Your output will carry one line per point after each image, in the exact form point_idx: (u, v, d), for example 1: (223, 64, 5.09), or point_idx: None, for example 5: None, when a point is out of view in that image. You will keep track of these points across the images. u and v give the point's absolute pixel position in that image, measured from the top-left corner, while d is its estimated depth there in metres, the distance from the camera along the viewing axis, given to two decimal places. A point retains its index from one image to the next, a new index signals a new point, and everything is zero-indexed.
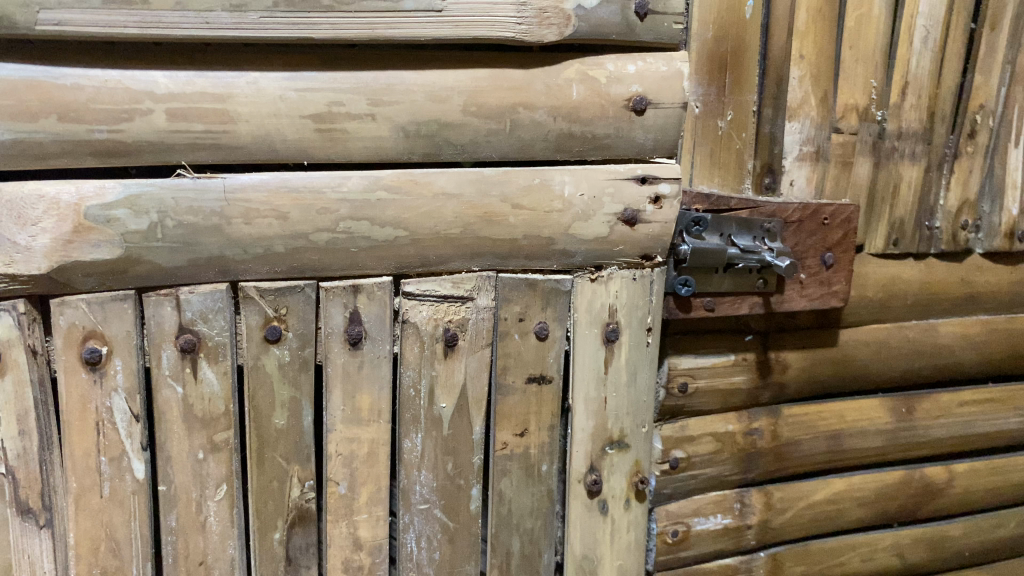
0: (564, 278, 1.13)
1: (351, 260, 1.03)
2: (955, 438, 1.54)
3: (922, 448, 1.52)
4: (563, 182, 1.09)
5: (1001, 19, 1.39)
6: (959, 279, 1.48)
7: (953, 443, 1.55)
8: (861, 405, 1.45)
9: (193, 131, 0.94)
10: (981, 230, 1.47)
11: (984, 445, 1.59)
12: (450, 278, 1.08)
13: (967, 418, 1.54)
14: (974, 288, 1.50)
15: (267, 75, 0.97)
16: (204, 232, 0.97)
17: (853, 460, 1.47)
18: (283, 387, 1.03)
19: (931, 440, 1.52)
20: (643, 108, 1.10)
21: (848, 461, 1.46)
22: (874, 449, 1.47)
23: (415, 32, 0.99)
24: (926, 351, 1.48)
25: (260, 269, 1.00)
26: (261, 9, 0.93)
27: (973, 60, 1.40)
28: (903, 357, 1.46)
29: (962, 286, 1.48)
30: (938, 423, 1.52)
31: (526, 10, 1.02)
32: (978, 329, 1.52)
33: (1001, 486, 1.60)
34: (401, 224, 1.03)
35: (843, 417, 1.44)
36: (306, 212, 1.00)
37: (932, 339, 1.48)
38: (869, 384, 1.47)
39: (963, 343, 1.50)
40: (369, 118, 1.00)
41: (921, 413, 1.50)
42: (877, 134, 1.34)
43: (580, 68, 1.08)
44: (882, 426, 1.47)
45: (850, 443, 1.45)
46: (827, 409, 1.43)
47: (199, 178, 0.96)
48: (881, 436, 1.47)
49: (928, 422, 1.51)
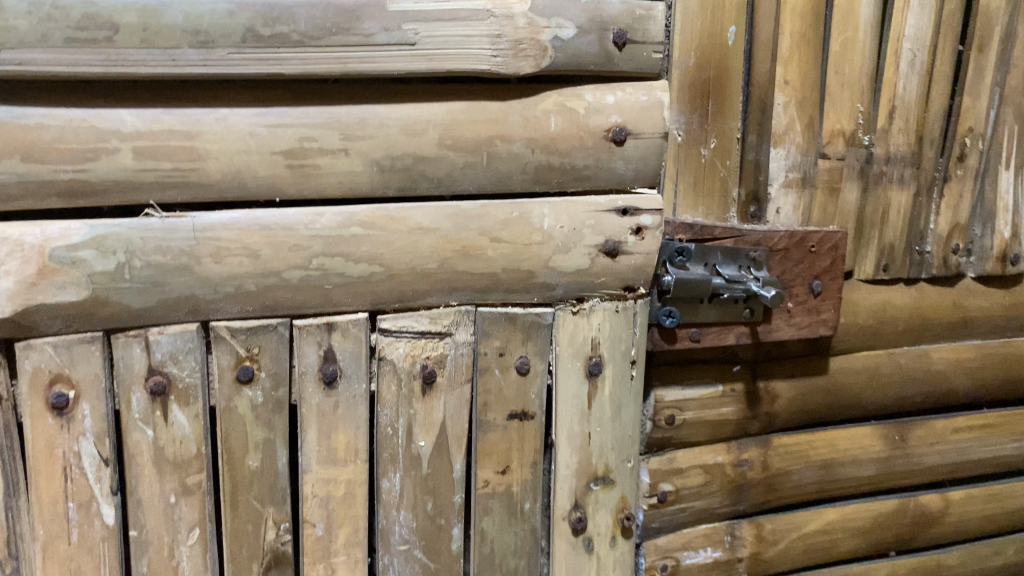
0: (545, 311, 1.11)
1: (325, 297, 1.01)
2: (951, 465, 1.52)
3: (918, 476, 1.50)
4: (542, 214, 1.07)
5: (989, 40, 1.37)
6: (952, 304, 1.46)
7: (948, 471, 1.52)
8: (853, 433, 1.43)
9: (162, 169, 0.93)
10: (973, 254, 1.45)
11: (981, 472, 1.56)
12: (428, 313, 1.06)
13: (963, 444, 1.52)
14: (967, 313, 1.47)
15: (236, 110, 0.95)
16: (173, 272, 0.95)
17: (845, 489, 1.44)
18: (257, 428, 1.02)
19: (927, 467, 1.49)
20: (623, 138, 1.08)
21: (840, 490, 1.44)
22: (866, 477, 1.45)
23: (388, 66, 0.97)
24: (919, 377, 1.45)
25: (232, 308, 0.98)
26: (229, 45, 0.91)
27: (961, 83, 1.38)
28: (896, 384, 1.44)
29: (954, 310, 1.46)
30: (933, 451, 1.49)
31: (501, 43, 1.00)
32: (971, 354, 1.49)
33: (999, 514, 1.57)
34: (377, 259, 1.01)
35: (835, 446, 1.41)
36: (278, 249, 0.98)
37: (925, 364, 1.45)
38: (861, 412, 1.44)
39: (956, 369, 1.48)
40: (342, 153, 0.99)
41: (915, 440, 1.47)
42: (865, 159, 1.32)
43: (558, 99, 1.06)
44: (874, 454, 1.44)
45: (842, 472, 1.42)
46: (818, 437, 1.40)
47: (168, 217, 0.94)
48: (873, 464, 1.44)
49: (922, 450, 1.48)
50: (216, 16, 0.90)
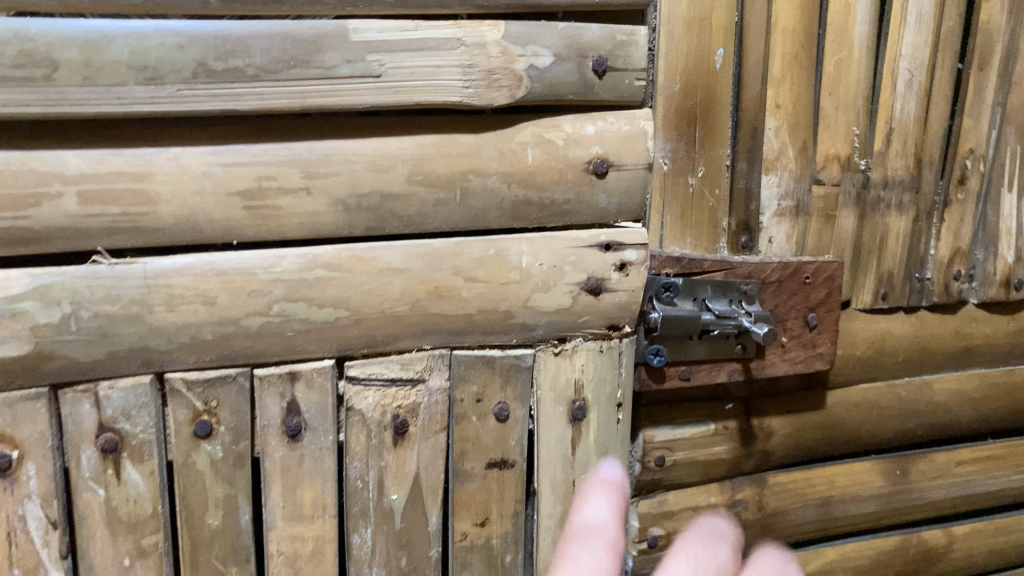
0: (525, 353, 1.04)
1: (287, 344, 0.95)
2: (954, 499, 1.46)
3: (919, 510, 1.44)
4: (519, 251, 1.01)
5: (990, 57, 1.31)
6: (954, 332, 1.40)
7: (951, 505, 1.46)
8: (851, 469, 1.37)
9: (109, 214, 0.87)
10: (975, 279, 1.39)
11: (986, 504, 1.50)
12: (399, 359, 1.00)
13: (965, 477, 1.46)
14: (969, 341, 1.42)
15: (189, 149, 0.89)
16: (123, 323, 0.89)
17: (842, 527, 1.39)
18: (217, 485, 0.96)
19: (928, 502, 1.44)
20: (604, 170, 1.02)
21: (838, 528, 1.38)
22: (865, 515, 1.39)
23: (351, 100, 0.91)
24: (920, 409, 1.40)
25: (188, 358, 0.92)
26: (179, 81, 0.85)
27: (961, 103, 1.32)
28: (895, 416, 1.38)
29: (955, 339, 1.40)
30: (935, 485, 1.44)
31: (472, 74, 0.94)
32: (974, 384, 1.44)
33: (1006, 548, 1.51)
34: (343, 303, 0.95)
35: (832, 483, 1.35)
36: (236, 295, 0.92)
37: (926, 396, 1.40)
38: (859, 446, 1.39)
39: (958, 399, 1.43)
40: (304, 192, 0.93)
41: (915, 475, 1.42)
42: (862, 184, 1.26)
43: (535, 130, 1.00)
44: (874, 490, 1.39)
45: (840, 510, 1.37)
46: (815, 474, 1.35)
47: (117, 264, 0.88)
48: (873, 501, 1.39)
49: (923, 484, 1.42)
50: (164, 50, 0.84)
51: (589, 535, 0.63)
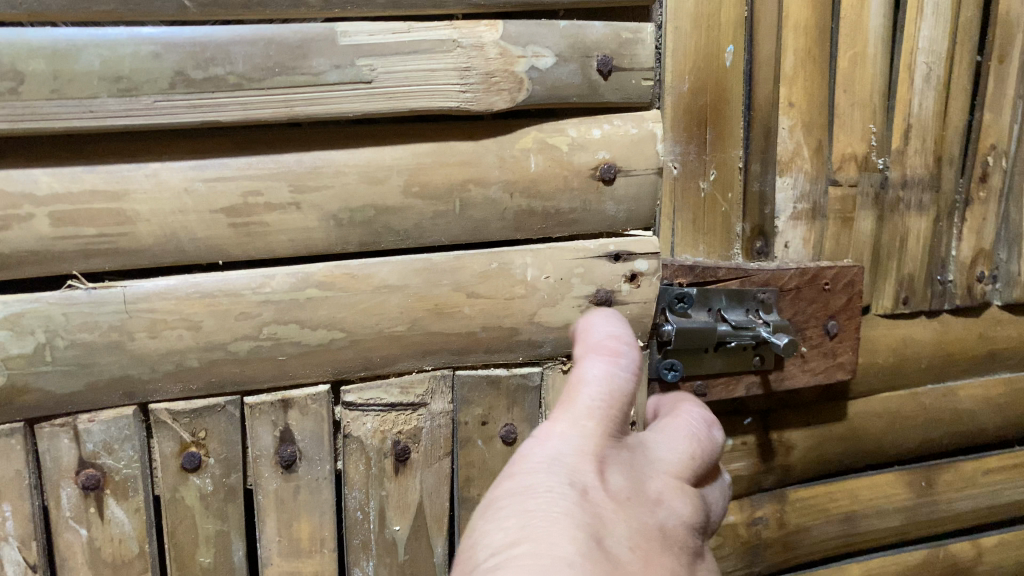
0: (531, 372, 0.99)
1: (279, 369, 0.89)
2: (978, 509, 1.41)
3: (943, 522, 1.39)
4: (524, 264, 0.96)
5: (1011, 49, 1.26)
6: (978, 336, 1.36)
7: (976, 516, 1.42)
8: (875, 482, 1.33)
9: (84, 236, 0.81)
10: (999, 281, 1.33)
11: (1010, 513, 1.46)
12: (398, 382, 0.94)
13: (991, 487, 1.42)
14: (993, 345, 1.37)
15: (169, 164, 0.83)
16: (102, 351, 0.83)
17: (867, 542, 1.34)
18: (207, 521, 0.90)
19: (951, 513, 1.39)
20: (612, 176, 0.97)
21: (862, 544, 1.33)
22: (890, 529, 1.34)
23: (341, 108, 0.85)
24: (946, 420, 1.37)
25: (172, 388, 0.86)
26: (156, 92, 0.79)
27: (980, 97, 1.27)
28: (915, 422, 1.34)
29: (978, 341, 1.36)
30: (962, 496, 1.39)
31: (470, 77, 0.89)
32: (1000, 389, 1.41)
33: None
34: (337, 324, 0.90)
35: (855, 497, 1.31)
36: (222, 319, 0.86)
37: (952, 404, 1.37)
38: (880, 457, 1.34)
39: (984, 405, 1.40)
40: (294, 207, 0.87)
41: (939, 485, 1.37)
42: (880, 184, 1.20)
43: (538, 136, 0.95)
44: (898, 503, 1.34)
45: (866, 525, 1.31)
46: (837, 488, 1.30)
47: (94, 289, 0.83)
48: (898, 515, 1.34)
49: (945, 494, 1.38)
50: (138, 59, 0.78)
51: (610, 360, 0.77)
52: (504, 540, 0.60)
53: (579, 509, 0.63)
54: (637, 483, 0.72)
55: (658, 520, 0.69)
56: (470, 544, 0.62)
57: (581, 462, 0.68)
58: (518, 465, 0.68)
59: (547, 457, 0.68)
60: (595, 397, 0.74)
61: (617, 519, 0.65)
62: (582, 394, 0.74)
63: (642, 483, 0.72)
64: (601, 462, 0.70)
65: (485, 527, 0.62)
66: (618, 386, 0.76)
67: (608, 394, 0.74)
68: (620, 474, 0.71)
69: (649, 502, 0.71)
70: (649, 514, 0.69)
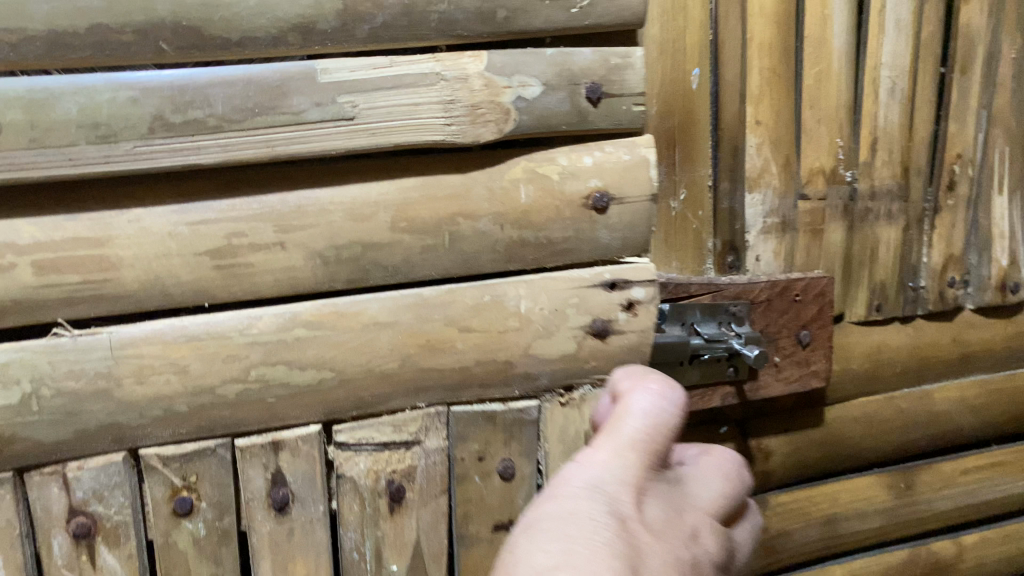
0: (529, 405, 0.97)
1: (268, 411, 0.88)
2: (940, 509, 1.46)
3: (910, 520, 1.44)
4: (517, 297, 0.94)
5: (973, 59, 1.25)
6: (951, 340, 1.39)
7: (958, 514, 1.49)
8: (857, 486, 1.39)
9: (67, 284, 0.81)
10: (971, 284, 1.35)
11: (971, 513, 1.51)
12: (391, 421, 0.92)
13: (969, 487, 1.49)
14: (965, 348, 1.41)
15: (152, 210, 0.83)
16: (89, 399, 0.82)
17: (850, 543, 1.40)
18: (201, 565, 0.89)
19: (915, 512, 1.43)
20: (606, 205, 0.95)
21: (845, 545, 1.40)
22: (873, 530, 1.41)
23: (324, 146, 0.84)
24: (921, 420, 1.41)
25: (162, 432, 0.86)
26: (134, 137, 0.79)
27: (945, 109, 1.26)
28: (881, 425, 1.38)
29: (945, 341, 1.38)
30: (941, 495, 1.46)
31: (454, 109, 0.87)
32: (977, 392, 1.46)
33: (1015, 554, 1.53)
34: (326, 363, 0.88)
35: (837, 500, 1.37)
36: (210, 362, 0.85)
37: (927, 406, 1.41)
38: (860, 462, 1.40)
39: (960, 407, 1.44)
40: (279, 247, 0.86)
41: (903, 485, 1.43)
42: (849, 196, 1.19)
43: (528, 165, 0.93)
44: (880, 505, 1.40)
45: (846, 526, 1.39)
46: (819, 492, 1.36)
47: (80, 336, 0.82)
48: (880, 516, 1.41)
49: (907, 495, 1.43)
50: (116, 105, 0.78)
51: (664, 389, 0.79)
52: (545, 563, 0.59)
53: (619, 542, 0.63)
54: (671, 519, 0.71)
55: (692, 556, 0.70)
56: (508, 566, 0.61)
57: (620, 492, 0.68)
58: (560, 488, 0.68)
59: (590, 482, 0.68)
60: (641, 428, 0.73)
61: (653, 551, 0.65)
62: (630, 419, 0.74)
63: (680, 517, 0.73)
64: (643, 492, 0.70)
65: (525, 549, 0.61)
66: (668, 416, 0.76)
67: (655, 423, 0.73)
68: (657, 507, 0.71)
69: (686, 537, 0.71)
70: (684, 548, 0.70)
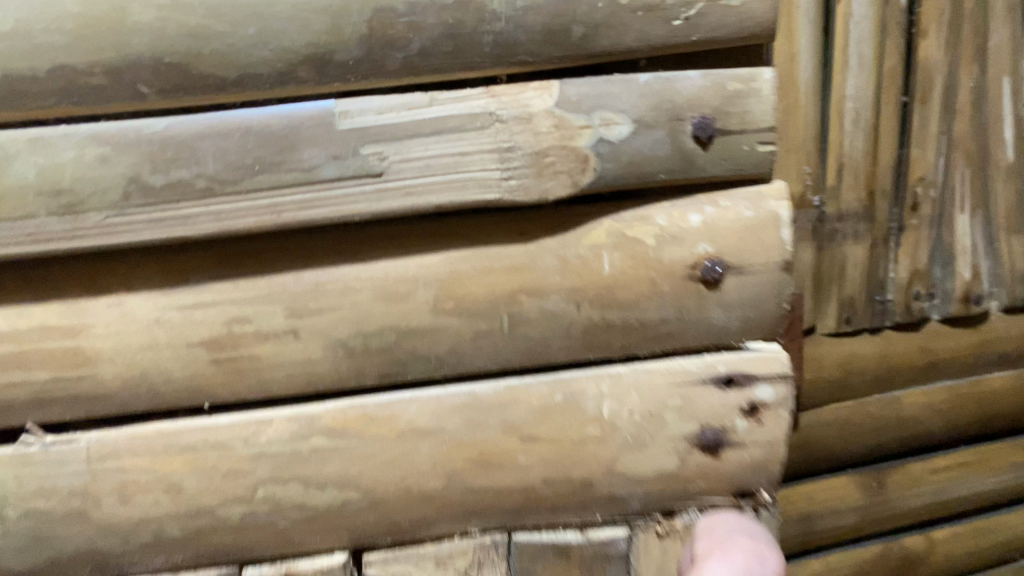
0: (616, 536, 0.75)
1: (281, 537, 0.71)
2: (928, 506, 1.25)
3: (891, 523, 1.24)
4: (598, 396, 0.72)
5: (934, 88, 1.04)
6: (919, 349, 1.16)
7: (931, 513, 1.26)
8: (836, 483, 1.19)
9: (35, 382, 0.66)
10: (936, 296, 1.12)
11: (976, 505, 1.29)
12: (433, 553, 0.73)
13: (938, 485, 1.25)
14: (933, 357, 1.18)
15: (134, 291, 0.66)
16: (63, 520, 0.68)
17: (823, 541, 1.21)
18: None
19: (917, 507, 1.24)
20: (719, 276, 0.72)
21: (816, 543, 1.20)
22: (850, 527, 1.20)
23: (344, 211, 0.65)
24: (891, 425, 1.19)
25: (153, 561, 0.70)
26: (106, 207, 0.63)
27: (908, 133, 1.05)
28: (862, 436, 1.18)
29: (920, 354, 1.17)
30: (917, 492, 1.23)
31: (513, 159, 0.67)
32: (945, 397, 1.21)
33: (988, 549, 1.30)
34: (351, 481, 0.70)
35: (813, 498, 1.18)
36: (207, 479, 0.69)
37: (899, 411, 1.18)
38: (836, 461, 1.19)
39: (926, 412, 1.20)
40: (291, 336, 0.68)
41: (893, 484, 1.22)
42: (817, 218, 1.03)
43: (614, 227, 0.71)
44: (853, 501, 1.19)
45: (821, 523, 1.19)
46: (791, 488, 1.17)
47: (53, 444, 0.67)
48: (857, 513, 1.20)
49: (907, 496, 1.23)
50: (83, 165, 0.62)
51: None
52: None
53: None
54: None
55: None
56: None
57: None
58: None
59: None
60: None
61: None
62: None
63: None
64: None
65: None
66: None
67: None
68: None
69: None
70: None
